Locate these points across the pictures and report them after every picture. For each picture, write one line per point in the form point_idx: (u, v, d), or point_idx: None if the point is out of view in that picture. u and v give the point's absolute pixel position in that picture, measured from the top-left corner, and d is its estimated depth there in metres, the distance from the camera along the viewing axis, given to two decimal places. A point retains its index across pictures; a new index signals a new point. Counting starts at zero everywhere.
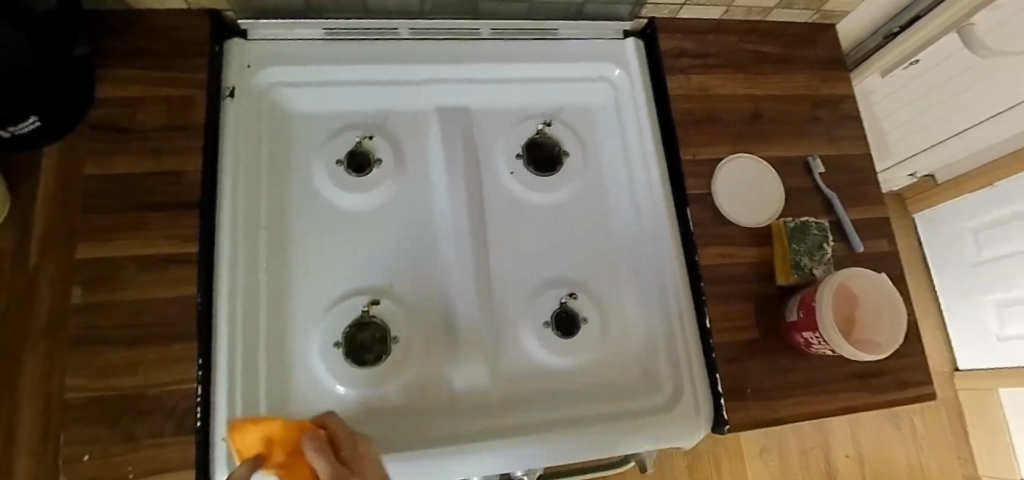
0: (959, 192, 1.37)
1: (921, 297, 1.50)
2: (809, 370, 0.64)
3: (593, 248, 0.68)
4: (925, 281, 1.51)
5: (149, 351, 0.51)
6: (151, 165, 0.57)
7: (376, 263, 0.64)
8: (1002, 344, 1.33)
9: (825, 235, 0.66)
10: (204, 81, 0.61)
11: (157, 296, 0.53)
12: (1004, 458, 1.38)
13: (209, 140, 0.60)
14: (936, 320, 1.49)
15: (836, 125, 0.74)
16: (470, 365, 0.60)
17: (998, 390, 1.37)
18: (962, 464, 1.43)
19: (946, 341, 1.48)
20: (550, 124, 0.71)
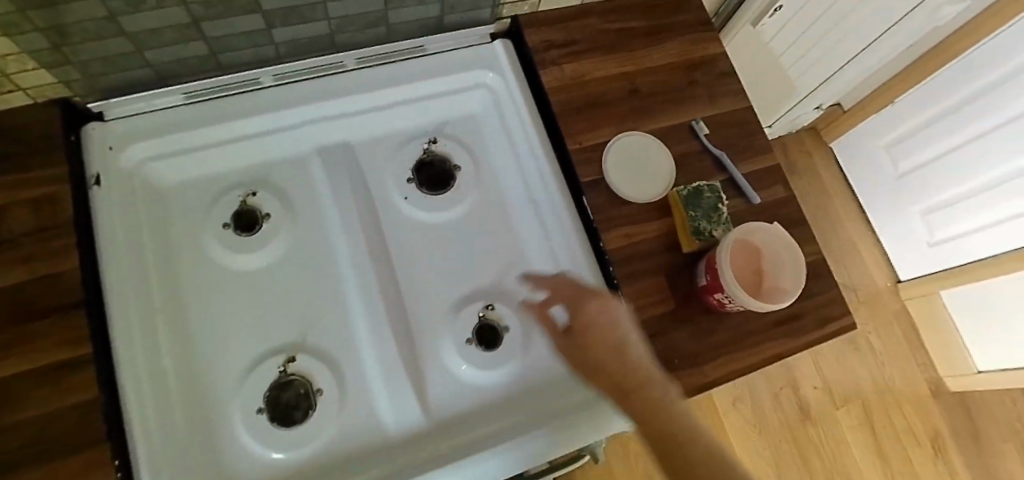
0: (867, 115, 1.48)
1: (851, 222, 1.59)
2: (730, 328, 0.65)
3: (502, 255, 0.69)
4: (854, 206, 1.60)
5: (63, 463, 0.47)
6: (26, 272, 0.53)
7: (284, 319, 0.62)
8: (934, 249, 1.45)
9: (717, 196, 0.68)
10: (65, 172, 0.57)
11: (54, 409, 0.49)
12: (957, 353, 1.46)
13: (82, 233, 0.56)
14: (869, 239, 1.58)
15: (715, 84, 0.76)
16: (399, 400, 0.60)
17: (941, 292, 1.47)
18: (923, 370, 1.49)
19: (883, 253, 1.57)
20: (436, 142, 0.71)
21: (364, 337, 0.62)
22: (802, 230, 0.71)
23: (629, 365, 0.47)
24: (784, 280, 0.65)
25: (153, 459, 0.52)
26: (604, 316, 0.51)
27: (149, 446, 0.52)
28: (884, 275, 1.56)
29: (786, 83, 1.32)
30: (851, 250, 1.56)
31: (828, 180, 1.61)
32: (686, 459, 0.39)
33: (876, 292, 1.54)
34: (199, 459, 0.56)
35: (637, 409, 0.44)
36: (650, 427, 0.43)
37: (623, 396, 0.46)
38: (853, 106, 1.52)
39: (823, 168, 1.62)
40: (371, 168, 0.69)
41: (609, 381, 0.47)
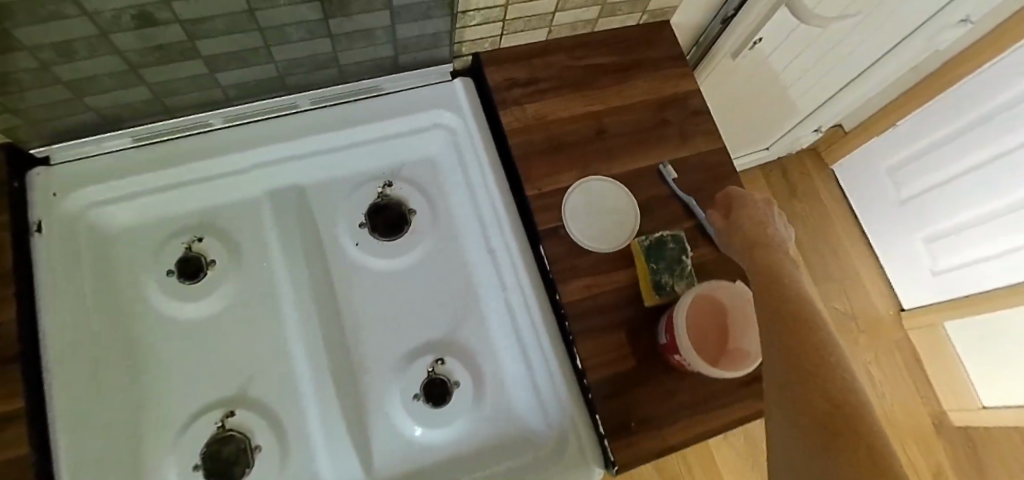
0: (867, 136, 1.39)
1: (852, 243, 1.50)
2: (693, 388, 0.62)
3: (455, 304, 0.67)
4: (855, 227, 1.52)
5: None
6: None
7: (228, 372, 0.61)
8: (936, 278, 1.37)
9: (682, 247, 0.65)
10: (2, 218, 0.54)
11: None
12: (962, 387, 1.38)
13: (20, 286, 0.53)
14: (873, 265, 1.50)
15: (685, 124, 0.73)
16: (343, 462, 0.58)
17: (942, 324, 1.39)
18: (925, 402, 1.43)
19: (884, 278, 1.50)
20: (391, 185, 0.69)
21: (307, 393, 0.60)
22: None
23: (794, 288, 0.43)
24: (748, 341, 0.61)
25: None
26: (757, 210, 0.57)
27: None
28: (887, 303, 1.49)
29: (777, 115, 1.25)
30: (853, 278, 1.49)
31: (829, 203, 1.53)
32: (803, 355, 0.38)
33: (878, 322, 1.47)
34: None
35: (799, 344, 0.38)
36: (800, 353, 0.38)
37: (789, 334, 0.39)
38: (856, 127, 1.43)
39: (823, 189, 1.54)
40: (326, 212, 0.67)
41: (778, 313, 0.41)
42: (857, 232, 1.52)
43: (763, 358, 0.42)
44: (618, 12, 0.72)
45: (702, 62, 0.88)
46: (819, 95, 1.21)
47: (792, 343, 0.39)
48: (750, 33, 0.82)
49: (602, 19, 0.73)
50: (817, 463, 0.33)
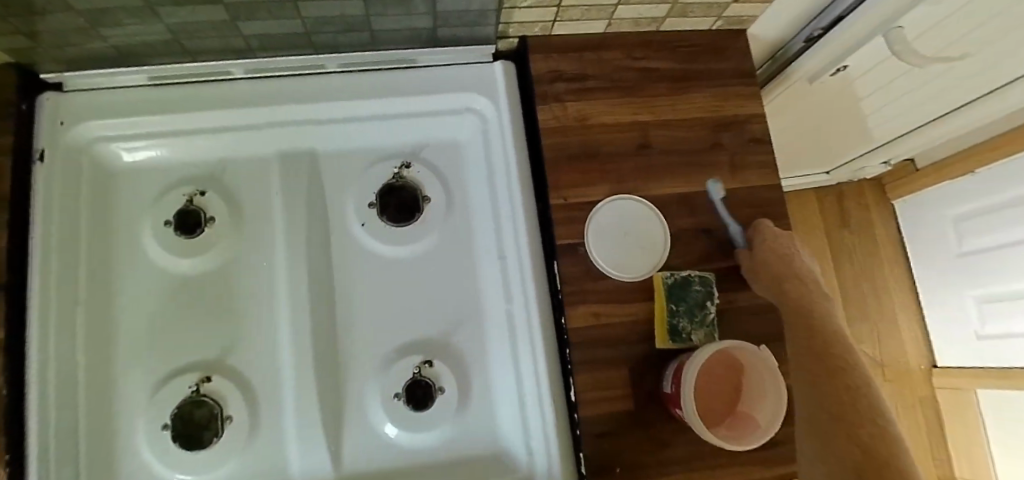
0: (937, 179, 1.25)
1: (899, 289, 1.39)
2: (692, 443, 0.57)
3: (455, 306, 0.62)
4: (905, 273, 1.40)
5: None
6: None
7: (211, 335, 0.59)
8: (980, 343, 1.21)
9: (708, 292, 0.59)
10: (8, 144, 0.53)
11: None
12: (981, 459, 1.27)
13: (15, 215, 0.52)
14: (914, 315, 1.39)
15: (741, 150, 0.65)
16: (311, 449, 0.56)
17: (975, 390, 1.25)
18: (937, 466, 1.35)
19: (924, 332, 1.38)
20: (408, 167, 0.64)
21: (286, 372, 0.58)
22: None
23: (841, 368, 0.49)
24: (760, 411, 0.55)
25: (46, 463, 0.51)
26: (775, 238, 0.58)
27: (44, 449, 0.50)
28: (920, 357, 1.38)
29: (837, 137, 1.09)
30: (890, 326, 1.38)
31: (882, 244, 1.41)
32: (835, 388, 0.47)
33: (907, 374, 1.37)
34: (97, 462, 0.55)
35: (854, 419, 0.45)
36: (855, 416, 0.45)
37: (840, 415, 0.46)
38: (930, 166, 1.28)
39: (880, 228, 1.41)
40: (335, 184, 0.63)
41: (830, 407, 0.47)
42: (908, 282, 1.40)
43: (798, 396, 0.50)
44: (689, 13, 0.63)
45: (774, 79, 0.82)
46: (890, 128, 1.04)
47: (840, 403, 0.46)
48: (836, 59, 0.72)
49: (670, 18, 0.64)
50: (831, 453, 0.44)
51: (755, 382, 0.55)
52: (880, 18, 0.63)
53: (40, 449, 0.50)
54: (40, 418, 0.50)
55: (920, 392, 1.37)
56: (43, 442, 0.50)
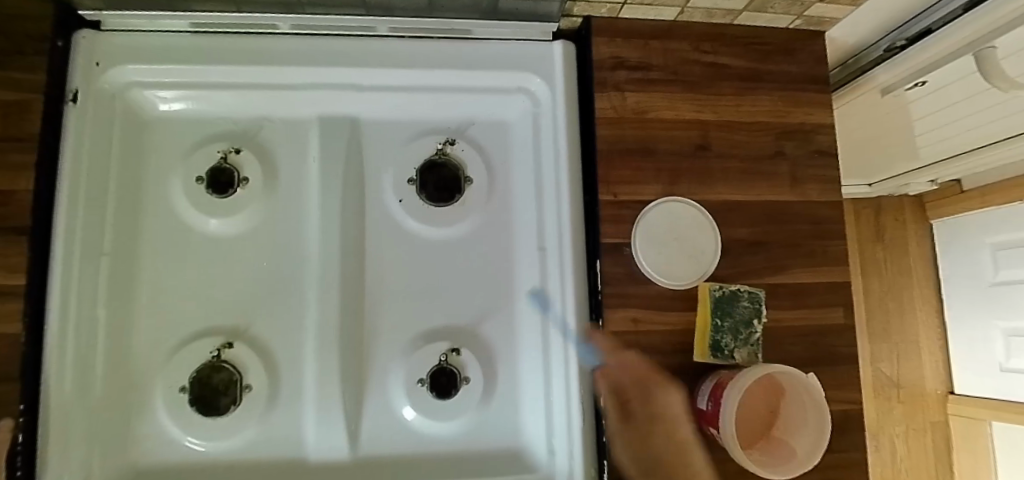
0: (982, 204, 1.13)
1: (924, 311, 1.30)
2: (721, 462, 0.55)
3: (486, 296, 0.60)
4: (932, 296, 1.31)
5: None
6: None
7: (236, 300, 0.57)
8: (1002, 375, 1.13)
9: (756, 309, 0.56)
10: (43, 82, 0.50)
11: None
12: None
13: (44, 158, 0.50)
14: (936, 337, 1.30)
15: (804, 162, 0.61)
16: (328, 428, 0.54)
17: (991, 423, 1.17)
18: None
19: (945, 359, 1.29)
20: (452, 144, 0.61)
21: (310, 346, 0.56)
22: (847, 371, 0.58)
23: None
24: (798, 439, 0.52)
25: (62, 411, 0.49)
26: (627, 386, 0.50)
27: (60, 397, 0.49)
28: (937, 379, 1.29)
29: (888, 144, 0.97)
30: (910, 344, 1.29)
31: (914, 260, 1.31)
32: None
33: (921, 396, 1.29)
34: (112, 413, 0.54)
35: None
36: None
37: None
38: (974, 190, 1.16)
39: (914, 244, 1.31)
40: (373, 155, 0.60)
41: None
42: (935, 302, 1.30)
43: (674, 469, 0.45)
44: (769, 9, 0.58)
45: (848, 84, 0.77)
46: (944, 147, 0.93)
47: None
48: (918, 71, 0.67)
49: (747, 12, 0.59)
50: None
51: (796, 409, 0.52)
52: (971, 35, 0.58)
53: (55, 398, 0.49)
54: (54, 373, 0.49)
55: (932, 417, 1.28)
56: (60, 390, 0.49)
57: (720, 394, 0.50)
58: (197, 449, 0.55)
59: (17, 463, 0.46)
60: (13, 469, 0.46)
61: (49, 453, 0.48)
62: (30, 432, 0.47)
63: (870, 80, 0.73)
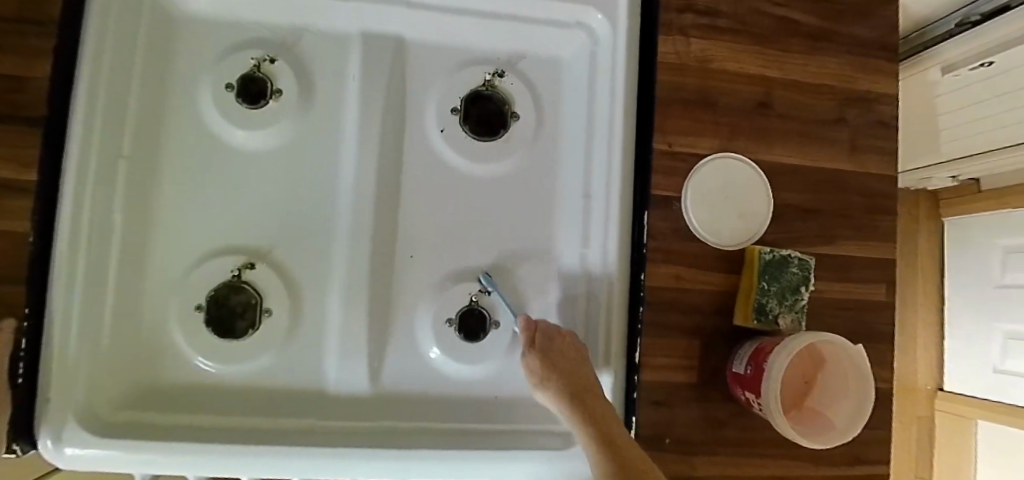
0: (998, 205, 1.08)
1: (924, 308, 1.26)
2: (747, 428, 0.55)
3: (524, 238, 0.57)
4: (936, 293, 1.26)
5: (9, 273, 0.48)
6: (22, 65, 0.50)
7: (261, 219, 0.54)
8: (995, 377, 1.09)
9: (803, 276, 0.54)
10: None
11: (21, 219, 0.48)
12: None
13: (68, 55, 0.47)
14: (934, 334, 1.26)
15: (862, 132, 0.59)
16: (349, 360, 0.52)
17: (977, 421, 1.16)
18: None
19: (939, 355, 1.26)
20: (502, 76, 0.57)
21: (337, 275, 0.53)
22: (885, 349, 0.57)
23: (596, 384, 0.46)
24: (835, 410, 0.51)
25: (67, 323, 0.46)
26: (550, 330, 0.48)
27: (67, 307, 0.46)
28: (929, 374, 1.26)
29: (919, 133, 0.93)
30: (908, 339, 1.26)
31: (921, 255, 1.26)
32: (596, 398, 0.44)
33: (911, 389, 1.26)
34: (124, 326, 0.51)
35: (592, 409, 0.43)
36: (588, 412, 0.43)
37: (578, 400, 0.43)
38: (993, 190, 1.11)
39: (924, 240, 1.26)
40: (417, 81, 0.56)
41: (585, 387, 0.45)
42: (936, 297, 1.26)
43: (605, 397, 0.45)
44: None
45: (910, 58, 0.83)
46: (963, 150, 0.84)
47: (586, 404, 0.43)
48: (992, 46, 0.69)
49: None
50: (571, 377, 0.45)
51: (836, 382, 0.51)
52: None
53: (60, 313, 0.45)
54: (63, 285, 0.45)
55: (919, 411, 1.26)
56: (67, 303, 0.46)
57: (763, 359, 0.48)
58: (210, 371, 0.53)
59: (20, 370, 0.45)
60: (15, 376, 0.45)
61: (50, 367, 0.45)
62: (35, 338, 0.46)
63: (935, 56, 0.77)
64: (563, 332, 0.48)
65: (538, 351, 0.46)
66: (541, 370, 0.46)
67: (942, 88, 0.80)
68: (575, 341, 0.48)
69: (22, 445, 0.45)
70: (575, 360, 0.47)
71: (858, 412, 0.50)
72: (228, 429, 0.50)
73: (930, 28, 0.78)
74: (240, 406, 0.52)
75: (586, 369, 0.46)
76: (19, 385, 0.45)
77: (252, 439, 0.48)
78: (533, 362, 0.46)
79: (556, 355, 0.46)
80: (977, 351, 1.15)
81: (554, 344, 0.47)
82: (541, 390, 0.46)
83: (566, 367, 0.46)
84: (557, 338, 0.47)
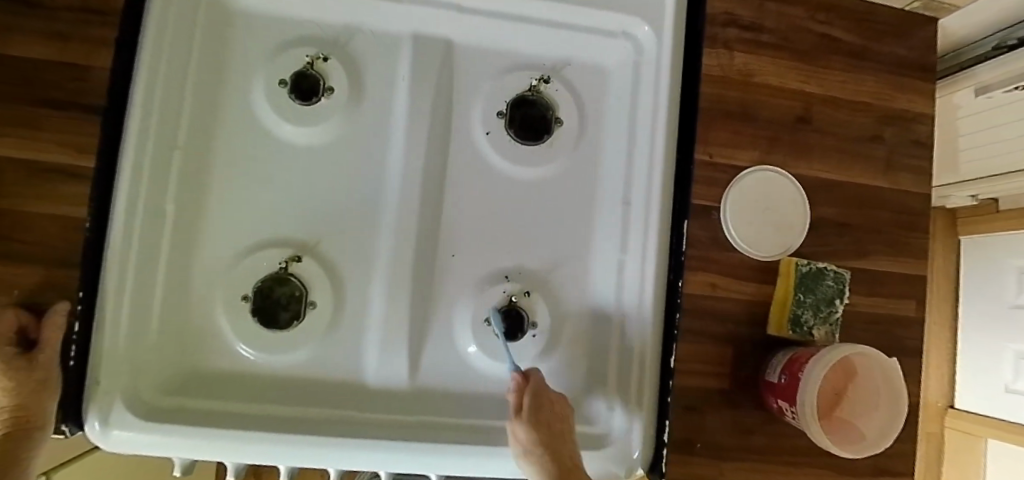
0: (1016, 226, 1.09)
1: (939, 325, 1.26)
2: (777, 436, 0.56)
3: (562, 242, 0.58)
4: (951, 311, 1.26)
5: (60, 261, 0.50)
6: (74, 55, 0.51)
7: (307, 213, 0.55)
8: (1007, 397, 1.11)
9: (840, 289, 0.56)
10: None
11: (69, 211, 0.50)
12: None
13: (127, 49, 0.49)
14: (948, 353, 1.26)
15: (897, 149, 0.60)
16: (389, 355, 0.53)
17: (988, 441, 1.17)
18: None
19: (951, 373, 1.26)
20: (547, 82, 0.58)
21: (381, 271, 0.54)
22: (914, 364, 0.58)
23: (575, 458, 0.47)
24: (866, 422, 0.52)
25: (118, 306, 0.47)
26: (545, 394, 0.48)
27: (118, 292, 0.47)
28: (940, 392, 1.27)
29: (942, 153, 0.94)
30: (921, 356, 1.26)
31: (936, 272, 1.27)
32: (577, 476, 0.45)
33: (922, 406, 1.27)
34: (171, 313, 0.52)
35: None
36: None
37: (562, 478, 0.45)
38: (1010, 210, 1.11)
39: (939, 257, 1.27)
40: (463, 84, 0.57)
41: (569, 465, 0.46)
42: (950, 316, 1.26)
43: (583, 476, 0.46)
44: None
45: (949, 77, 0.84)
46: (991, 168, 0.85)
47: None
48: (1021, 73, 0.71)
49: None
50: (556, 448, 0.46)
51: (868, 393, 0.52)
52: None
53: (111, 298, 0.47)
54: (116, 270, 0.47)
55: (929, 428, 1.27)
56: (118, 288, 0.47)
57: (797, 369, 0.49)
58: (250, 359, 0.54)
59: (72, 353, 0.46)
60: (67, 358, 0.46)
61: (100, 349, 0.46)
62: (87, 323, 0.47)
63: (971, 77, 0.78)
64: (552, 396, 0.49)
65: (528, 419, 0.47)
66: (529, 438, 0.46)
67: (970, 108, 0.82)
68: (558, 407, 0.49)
69: (69, 428, 0.47)
70: (557, 426, 0.48)
71: (891, 423, 0.51)
72: (269, 417, 0.51)
73: (966, 51, 0.79)
74: (281, 396, 0.53)
75: (569, 444, 0.48)
76: (70, 367, 0.46)
77: (299, 428, 0.50)
78: (522, 428, 0.46)
79: (546, 427, 0.47)
80: (989, 370, 1.16)
81: (541, 410, 0.47)
82: (527, 460, 0.46)
83: (552, 439, 0.46)
84: (547, 405, 0.48)
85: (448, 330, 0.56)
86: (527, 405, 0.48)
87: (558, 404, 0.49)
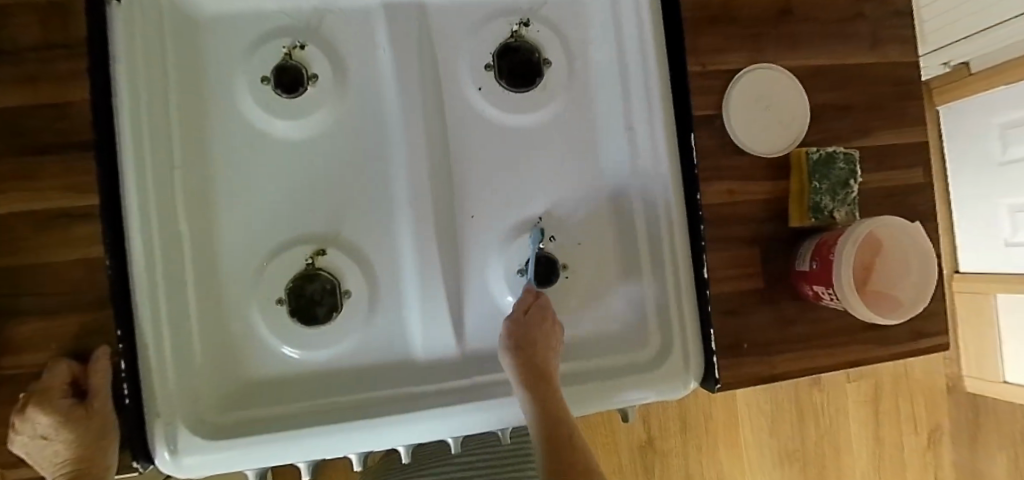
0: (989, 85, 1.11)
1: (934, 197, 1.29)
2: (816, 322, 0.57)
3: (575, 181, 0.58)
4: (941, 181, 1.29)
5: (72, 313, 0.47)
6: (32, 95, 0.47)
7: (320, 205, 0.55)
8: (1005, 250, 1.17)
9: (852, 170, 0.57)
10: None
11: (68, 259, 0.47)
12: (990, 354, 1.29)
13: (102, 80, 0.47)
14: (945, 222, 1.30)
15: (880, 23, 0.60)
16: (433, 326, 0.54)
17: (997, 295, 1.22)
18: (946, 363, 1.37)
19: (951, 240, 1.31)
20: (528, 25, 0.57)
21: (407, 246, 0.54)
22: (931, 227, 0.60)
23: (555, 370, 0.49)
24: (899, 289, 0.54)
25: (159, 335, 0.47)
26: (540, 309, 0.50)
27: (155, 321, 0.47)
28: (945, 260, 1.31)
29: None
30: None
31: None
32: (550, 378, 0.47)
33: None
34: (212, 331, 0.52)
35: (545, 392, 0.46)
36: (539, 394, 0.46)
37: (534, 381, 0.46)
38: (983, 71, 1.14)
39: None
40: (446, 45, 0.56)
41: (545, 369, 0.47)
42: (942, 186, 1.30)
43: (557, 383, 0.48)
44: None
45: None
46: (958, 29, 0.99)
47: (539, 385, 0.46)
48: None
49: None
50: (537, 350, 0.48)
51: (897, 261, 0.53)
52: None
53: (150, 328, 0.47)
54: (148, 300, 0.46)
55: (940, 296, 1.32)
56: (155, 319, 0.47)
57: (828, 252, 0.51)
58: (295, 358, 0.54)
59: (125, 391, 0.46)
60: (122, 397, 0.46)
61: (152, 380, 0.46)
62: (132, 360, 0.47)
63: None
64: (550, 315, 0.50)
65: (521, 321, 0.49)
66: (513, 338, 0.48)
67: None
68: (556, 325, 0.50)
69: (142, 462, 0.48)
70: (547, 336, 0.49)
71: (921, 286, 0.53)
72: (330, 409, 0.52)
73: None
74: (337, 387, 0.54)
75: (553, 354, 0.49)
76: (127, 405, 0.47)
77: (364, 412, 0.51)
78: (512, 329, 0.48)
79: (535, 332, 0.48)
80: (988, 229, 1.20)
81: (538, 320, 0.49)
82: (508, 355, 0.48)
83: (534, 344, 0.48)
84: (540, 318, 0.50)
85: (483, 289, 0.57)
86: (527, 313, 0.50)
87: (556, 323, 0.51)
